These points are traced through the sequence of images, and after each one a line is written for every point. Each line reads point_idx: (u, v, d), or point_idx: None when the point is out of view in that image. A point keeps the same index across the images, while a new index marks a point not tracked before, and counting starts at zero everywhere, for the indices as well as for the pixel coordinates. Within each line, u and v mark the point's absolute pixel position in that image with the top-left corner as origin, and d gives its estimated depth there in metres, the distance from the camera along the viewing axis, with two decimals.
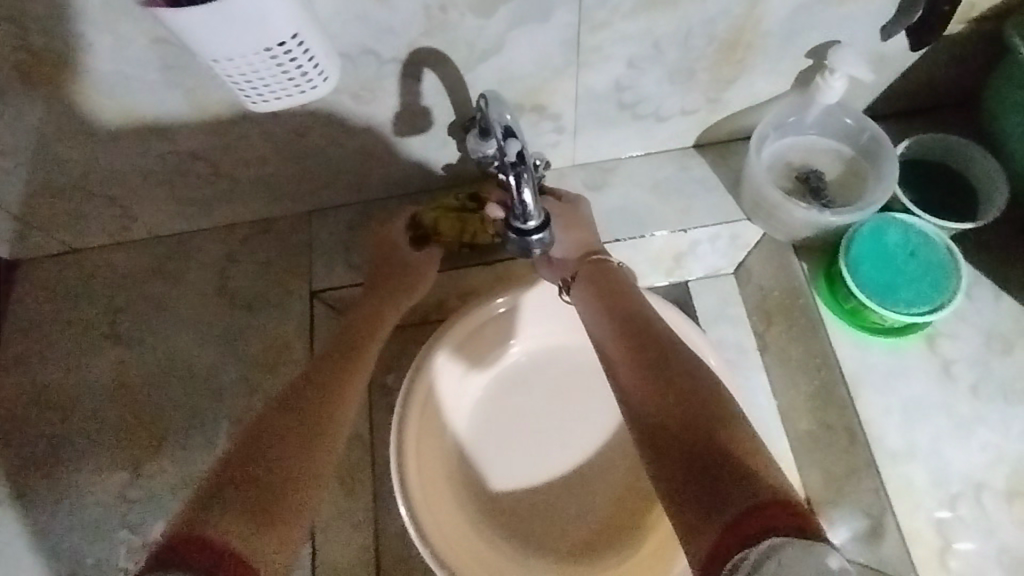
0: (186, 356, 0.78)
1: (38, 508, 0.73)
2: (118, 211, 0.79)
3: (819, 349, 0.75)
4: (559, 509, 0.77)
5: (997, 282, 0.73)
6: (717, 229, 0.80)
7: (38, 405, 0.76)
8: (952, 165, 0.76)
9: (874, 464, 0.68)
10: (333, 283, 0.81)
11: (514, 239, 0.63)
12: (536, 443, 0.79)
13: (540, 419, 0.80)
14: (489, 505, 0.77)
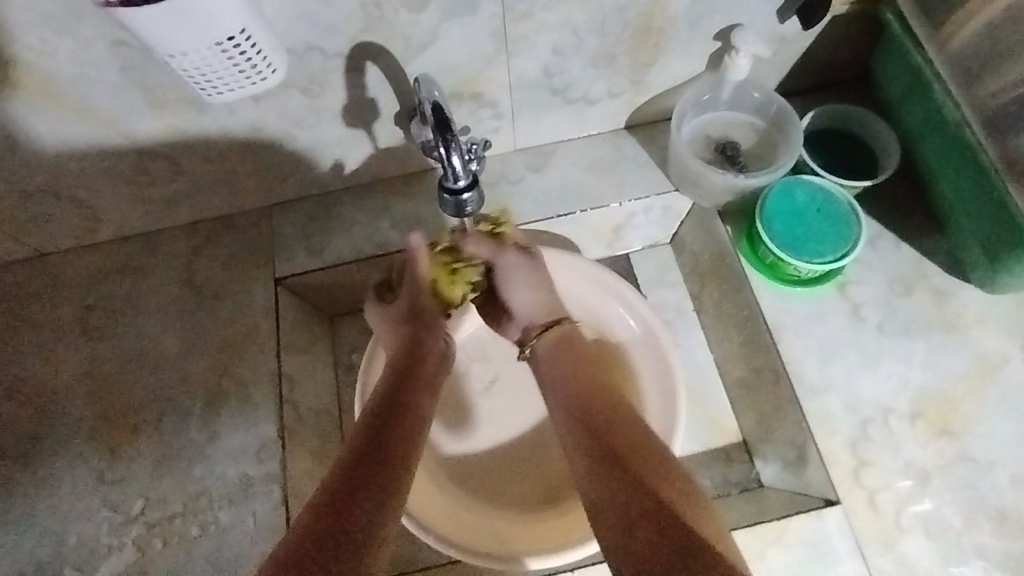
0: (158, 346, 0.82)
1: (20, 495, 0.75)
2: (84, 213, 0.84)
3: (745, 302, 0.83)
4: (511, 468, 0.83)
5: (896, 232, 0.82)
6: (649, 201, 0.88)
7: (12, 397, 0.80)
8: (852, 133, 0.85)
9: (797, 399, 0.75)
10: (296, 270, 0.86)
11: (446, 200, 0.65)
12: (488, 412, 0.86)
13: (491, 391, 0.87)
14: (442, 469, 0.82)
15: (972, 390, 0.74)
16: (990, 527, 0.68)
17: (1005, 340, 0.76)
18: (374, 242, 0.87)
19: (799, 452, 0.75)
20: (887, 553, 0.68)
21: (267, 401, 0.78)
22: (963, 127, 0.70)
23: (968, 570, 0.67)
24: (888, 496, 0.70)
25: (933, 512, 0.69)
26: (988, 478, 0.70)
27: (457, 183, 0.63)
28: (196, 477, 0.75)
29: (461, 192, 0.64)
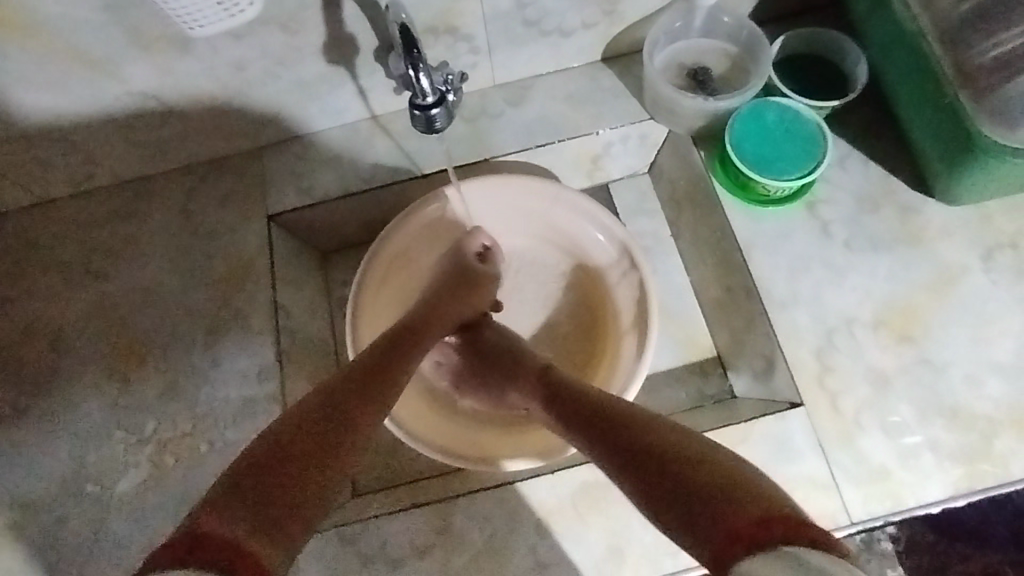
0: (160, 283, 0.86)
1: (41, 420, 0.81)
2: (83, 157, 0.87)
3: (717, 224, 0.86)
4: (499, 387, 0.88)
5: (865, 152, 0.84)
6: (626, 129, 0.90)
7: (27, 331, 0.85)
8: (823, 55, 0.87)
9: (765, 312, 0.78)
10: (289, 207, 0.90)
11: (418, 119, 0.68)
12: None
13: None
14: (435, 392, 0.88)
15: (932, 299, 0.78)
16: (943, 422, 0.73)
17: (966, 251, 0.79)
18: (360, 179, 0.90)
19: (767, 362, 0.79)
20: (846, 448, 0.72)
21: (265, 330, 0.83)
22: (921, 40, 0.72)
23: (922, 463, 0.71)
24: (849, 398, 0.74)
25: (891, 412, 0.73)
26: (944, 379, 0.74)
27: (428, 101, 0.66)
28: (201, 400, 0.81)
29: (430, 108, 0.67)
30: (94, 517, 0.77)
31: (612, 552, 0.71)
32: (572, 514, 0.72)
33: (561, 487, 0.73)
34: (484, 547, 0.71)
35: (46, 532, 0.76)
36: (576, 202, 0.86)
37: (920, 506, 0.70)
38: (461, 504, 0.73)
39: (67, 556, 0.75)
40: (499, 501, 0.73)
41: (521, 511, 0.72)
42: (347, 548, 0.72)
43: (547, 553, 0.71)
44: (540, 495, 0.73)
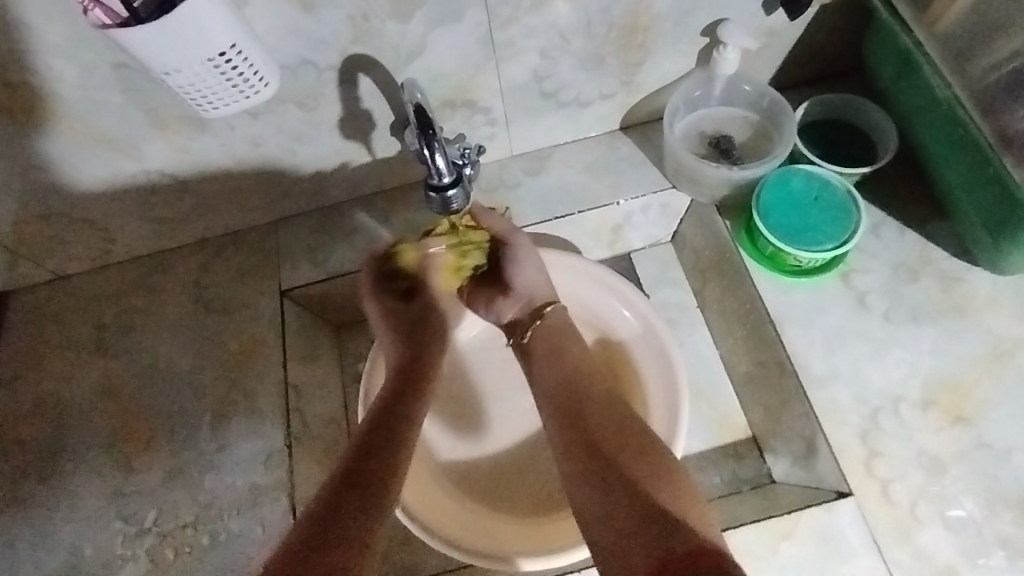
0: (169, 361, 0.84)
1: (40, 508, 0.77)
2: (99, 235, 0.87)
3: (746, 295, 0.82)
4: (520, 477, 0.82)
5: (899, 219, 0.81)
6: (647, 199, 0.88)
7: (32, 414, 0.82)
8: (847, 120, 0.84)
9: (803, 391, 0.73)
10: (302, 281, 0.88)
11: (433, 198, 0.66)
12: (505, 409, 0.86)
13: (507, 386, 0.87)
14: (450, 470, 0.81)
15: (985, 375, 0.72)
16: (1010, 514, 0.66)
17: (1018, 323, 0.74)
18: (375, 252, 0.89)
19: (808, 444, 0.74)
20: (903, 545, 0.65)
21: (274, 410, 0.80)
22: (955, 105, 0.69)
23: (990, 561, 0.64)
24: (902, 487, 0.68)
25: (951, 503, 0.67)
26: (1007, 465, 0.68)
27: (443, 180, 0.64)
28: (206, 488, 0.77)
29: (447, 189, 0.65)
30: None
31: None
32: None
33: None
34: None
35: None
36: (601, 275, 0.83)
37: None
38: None
39: None
40: None
41: None
42: None
43: None
44: None
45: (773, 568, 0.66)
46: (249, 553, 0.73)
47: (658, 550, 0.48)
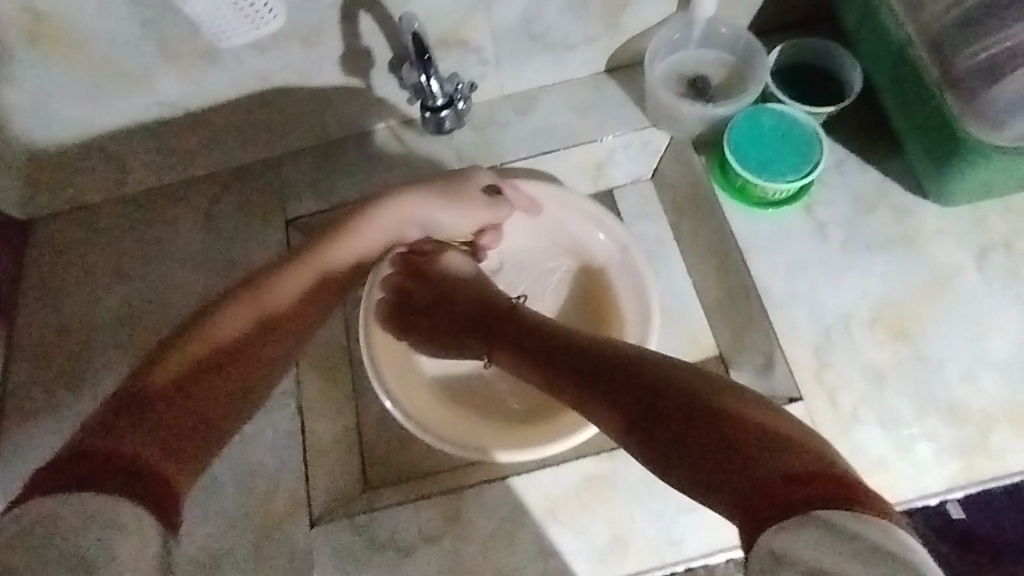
0: (184, 283, 0.91)
1: (72, 411, 0.85)
2: (114, 166, 0.93)
3: (717, 226, 0.88)
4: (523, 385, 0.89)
5: (860, 156, 0.87)
6: (628, 137, 0.94)
7: (58, 330, 0.90)
8: (817, 64, 0.90)
9: (763, 310, 0.81)
10: (305, 211, 0.94)
11: (429, 120, 0.74)
12: None
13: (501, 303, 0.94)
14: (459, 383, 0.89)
15: (928, 298, 0.80)
16: (939, 416, 0.74)
17: (961, 252, 0.81)
18: (374, 185, 0.95)
19: (767, 358, 0.81)
20: (843, 441, 0.74)
21: None
22: (909, 47, 0.76)
23: (919, 455, 0.73)
24: (847, 393, 0.76)
25: (888, 406, 0.75)
26: (940, 374, 0.76)
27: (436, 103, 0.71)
28: None
29: (440, 110, 0.72)
30: None
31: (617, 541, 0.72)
32: (577, 504, 0.74)
33: (567, 477, 0.75)
34: (489, 537, 0.74)
35: None
36: (580, 203, 0.89)
37: (917, 498, 0.72)
38: (469, 496, 0.75)
39: None
40: (504, 493, 0.75)
41: (527, 500, 0.75)
42: (359, 535, 0.75)
43: (551, 542, 0.73)
44: (547, 486, 0.75)
45: None
46: None
47: (762, 487, 0.50)
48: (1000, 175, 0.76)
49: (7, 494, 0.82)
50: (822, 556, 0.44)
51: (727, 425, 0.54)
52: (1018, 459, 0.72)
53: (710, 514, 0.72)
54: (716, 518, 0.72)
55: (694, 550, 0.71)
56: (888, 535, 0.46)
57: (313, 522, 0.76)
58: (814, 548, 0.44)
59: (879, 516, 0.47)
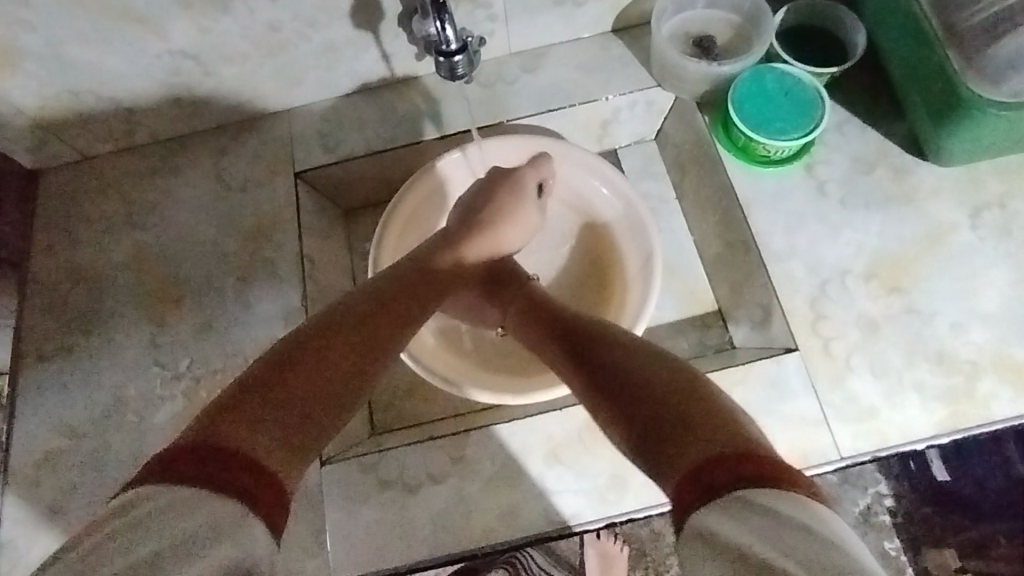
0: (194, 233, 0.92)
1: (85, 356, 0.87)
2: (123, 116, 0.93)
3: (719, 184, 0.90)
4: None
5: (861, 118, 0.89)
6: (633, 96, 0.95)
7: (69, 277, 0.91)
8: (822, 26, 0.91)
9: (763, 264, 0.83)
10: (313, 164, 0.95)
11: (441, 65, 0.73)
12: None
13: None
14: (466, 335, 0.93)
15: (922, 253, 0.82)
16: (929, 365, 0.77)
17: (956, 210, 0.84)
18: (382, 138, 0.96)
19: (765, 311, 0.84)
20: (836, 389, 0.77)
21: (292, 276, 0.89)
22: (914, 3, 0.77)
23: (907, 402, 0.76)
24: (841, 343, 0.78)
25: (880, 356, 0.78)
26: (931, 326, 0.79)
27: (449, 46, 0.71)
28: (232, 341, 0.86)
29: (454, 55, 0.72)
30: (135, 444, 0.83)
31: (617, 480, 0.76)
32: (578, 446, 0.77)
33: (570, 421, 0.78)
34: (493, 476, 0.77)
35: (90, 457, 0.83)
36: (585, 159, 0.91)
37: (904, 442, 0.75)
38: (474, 438, 0.78)
39: (110, 481, 0.82)
40: (508, 434, 0.78)
41: (532, 442, 0.77)
42: (368, 474, 0.77)
43: (553, 480, 0.76)
44: (550, 429, 0.78)
45: None
46: None
47: (694, 456, 0.50)
48: (997, 134, 0.78)
49: (23, 433, 0.84)
50: (747, 536, 0.44)
51: (670, 407, 0.55)
52: (1003, 406, 0.75)
53: None
54: None
55: None
56: (804, 513, 0.46)
57: (325, 461, 0.78)
58: (742, 528, 0.45)
59: (806, 497, 0.48)
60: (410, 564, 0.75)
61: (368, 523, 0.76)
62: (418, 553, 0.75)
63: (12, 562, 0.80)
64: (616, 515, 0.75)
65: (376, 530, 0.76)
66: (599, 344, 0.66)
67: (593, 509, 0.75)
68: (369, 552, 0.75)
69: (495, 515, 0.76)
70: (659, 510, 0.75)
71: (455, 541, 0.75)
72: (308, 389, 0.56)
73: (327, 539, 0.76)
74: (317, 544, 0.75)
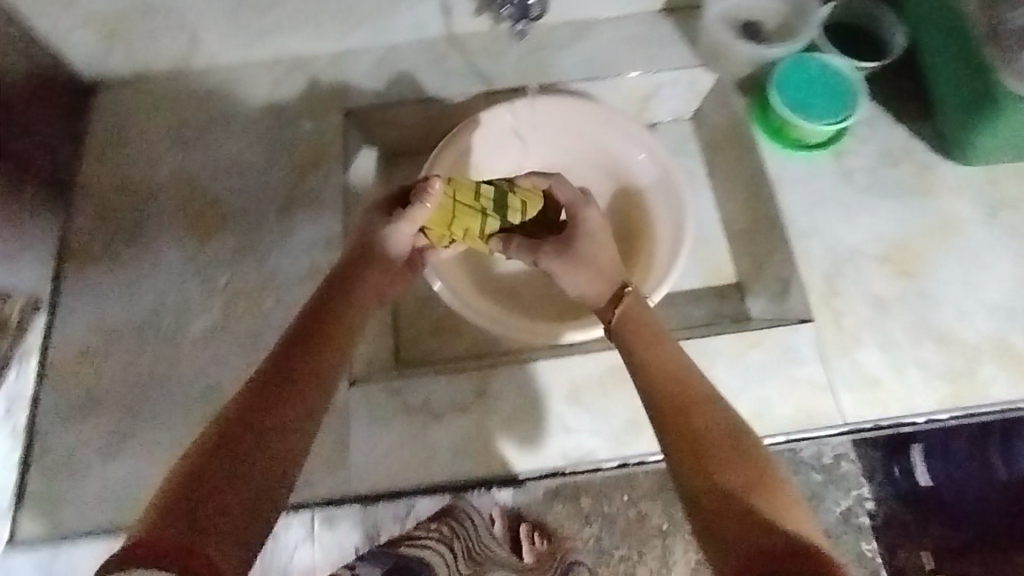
0: (242, 159, 0.95)
1: (127, 264, 0.90)
2: (185, 40, 0.96)
3: (751, 163, 0.94)
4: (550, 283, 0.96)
5: (892, 114, 0.93)
6: (676, 73, 0.98)
7: (119, 188, 0.95)
8: (863, 22, 0.96)
9: (786, 240, 0.87)
10: (363, 105, 0.98)
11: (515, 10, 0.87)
12: None
13: None
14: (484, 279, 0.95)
15: (938, 245, 0.86)
16: (935, 347, 0.82)
17: (973, 208, 0.88)
18: (432, 89, 0.99)
19: (784, 285, 0.88)
20: (845, 360, 0.81)
21: (335, 207, 0.92)
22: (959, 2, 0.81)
23: (912, 379, 0.80)
24: (854, 318, 0.83)
25: (890, 334, 0.82)
26: (940, 311, 0.83)
27: None
28: (271, 263, 0.89)
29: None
30: (170, 351, 0.86)
31: (633, 425, 0.80)
32: (600, 389, 0.81)
33: (593, 364, 0.82)
34: (515, 411, 0.80)
35: (126, 357, 0.86)
36: (626, 124, 0.96)
37: (905, 415, 0.79)
38: (498, 373, 0.82)
39: (143, 383, 0.85)
40: (532, 373, 0.81)
41: (553, 383, 0.81)
42: (394, 398, 0.81)
43: (572, 419, 0.80)
44: (574, 371, 0.81)
45: (740, 367, 0.81)
46: None
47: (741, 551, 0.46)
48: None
49: (64, 330, 0.88)
50: None
51: (706, 466, 0.54)
52: (1000, 390, 0.80)
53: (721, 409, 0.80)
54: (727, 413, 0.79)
55: None
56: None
57: (353, 382, 0.82)
58: None
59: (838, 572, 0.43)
60: (428, 486, 0.78)
61: (391, 444, 0.79)
62: (437, 475, 0.79)
63: (43, 450, 0.83)
64: (628, 456, 0.79)
65: (397, 451, 0.79)
66: (659, 371, 0.65)
67: (608, 449, 0.79)
68: (390, 470, 0.79)
69: (513, 447, 0.79)
70: None
71: (473, 467, 0.79)
72: (295, 396, 0.57)
73: (351, 455, 0.79)
74: (340, 458, 0.79)
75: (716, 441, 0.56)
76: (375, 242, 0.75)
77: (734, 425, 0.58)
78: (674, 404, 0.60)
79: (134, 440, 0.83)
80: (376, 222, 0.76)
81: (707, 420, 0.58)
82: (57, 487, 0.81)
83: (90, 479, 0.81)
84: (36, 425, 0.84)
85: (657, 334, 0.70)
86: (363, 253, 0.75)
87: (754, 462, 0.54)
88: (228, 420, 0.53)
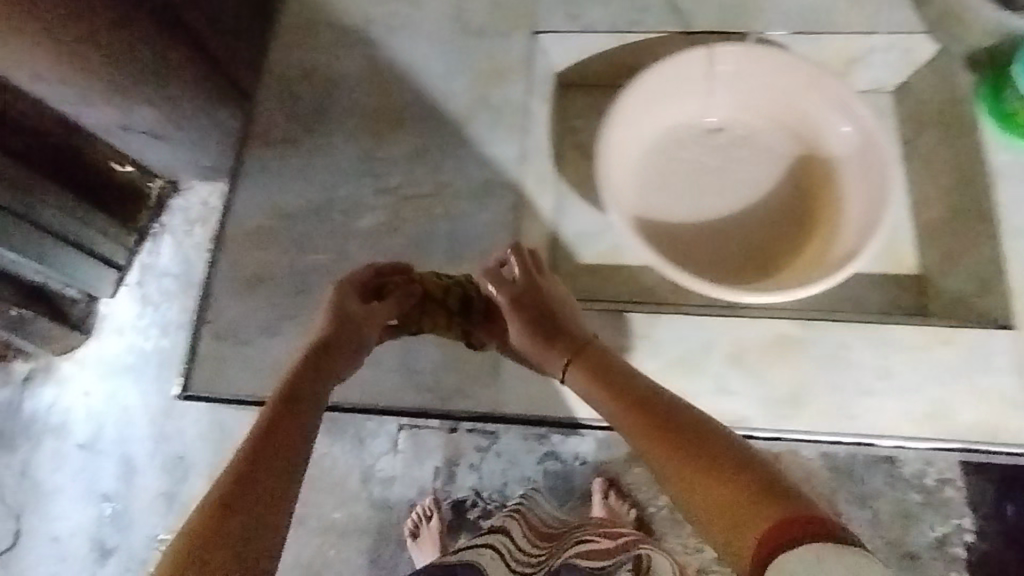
0: (425, 65, 0.94)
1: (305, 152, 0.92)
2: None
3: (967, 148, 0.85)
4: (721, 240, 0.91)
5: None
6: (895, 38, 0.90)
7: (304, 76, 0.96)
8: None
9: (998, 236, 0.80)
10: (552, 27, 0.94)
11: None
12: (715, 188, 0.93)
13: (716, 167, 0.93)
14: (644, 225, 0.91)
15: None
16: None
17: None
18: (627, 19, 0.94)
19: (984, 284, 0.81)
20: None
21: (514, 127, 0.90)
22: None
23: None
24: None
25: None
26: None
27: None
28: (443, 173, 0.89)
29: None
30: (339, 242, 0.88)
31: (797, 401, 0.76)
32: (767, 357, 0.77)
33: (764, 331, 0.78)
34: (674, 362, 0.78)
35: (298, 240, 0.89)
36: (836, 83, 0.86)
37: None
38: (662, 321, 0.79)
39: (311, 269, 0.88)
40: (697, 327, 0.79)
41: (717, 341, 0.78)
42: None
43: (733, 381, 0.77)
44: (743, 334, 0.78)
45: (924, 361, 0.75)
46: (476, 233, 0.87)
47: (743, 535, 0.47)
48: None
49: (240, 205, 0.91)
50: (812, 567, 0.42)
51: (686, 466, 0.54)
52: None
53: (893, 402, 0.76)
54: (898, 408, 0.75)
55: (865, 426, 0.75)
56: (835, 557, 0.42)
57: None
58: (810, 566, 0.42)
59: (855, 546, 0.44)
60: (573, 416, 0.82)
61: (545, 371, 0.82)
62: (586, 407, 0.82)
63: (216, 314, 0.88)
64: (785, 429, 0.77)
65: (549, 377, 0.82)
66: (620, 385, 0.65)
67: (764, 418, 0.77)
68: (539, 396, 0.82)
69: (665, 397, 0.79)
70: (830, 438, 0.76)
71: None
72: (298, 406, 0.60)
73: (502, 373, 0.83)
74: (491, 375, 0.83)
75: (693, 433, 0.57)
76: (362, 320, 0.71)
77: (696, 415, 0.59)
78: (649, 418, 0.60)
79: (298, 321, 0.86)
80: (351, 298, 0.73)
81: (680, 415, 0.59)
82: (225, 351, 0.87)
83: (255, 349, 0.86)
84: (210, 291, 0.88)
85: (602, 358, 0.69)
86: (339, 335, 0.69)
87: (735, 452, 0.54)
88: (258, 436, 0.55)
